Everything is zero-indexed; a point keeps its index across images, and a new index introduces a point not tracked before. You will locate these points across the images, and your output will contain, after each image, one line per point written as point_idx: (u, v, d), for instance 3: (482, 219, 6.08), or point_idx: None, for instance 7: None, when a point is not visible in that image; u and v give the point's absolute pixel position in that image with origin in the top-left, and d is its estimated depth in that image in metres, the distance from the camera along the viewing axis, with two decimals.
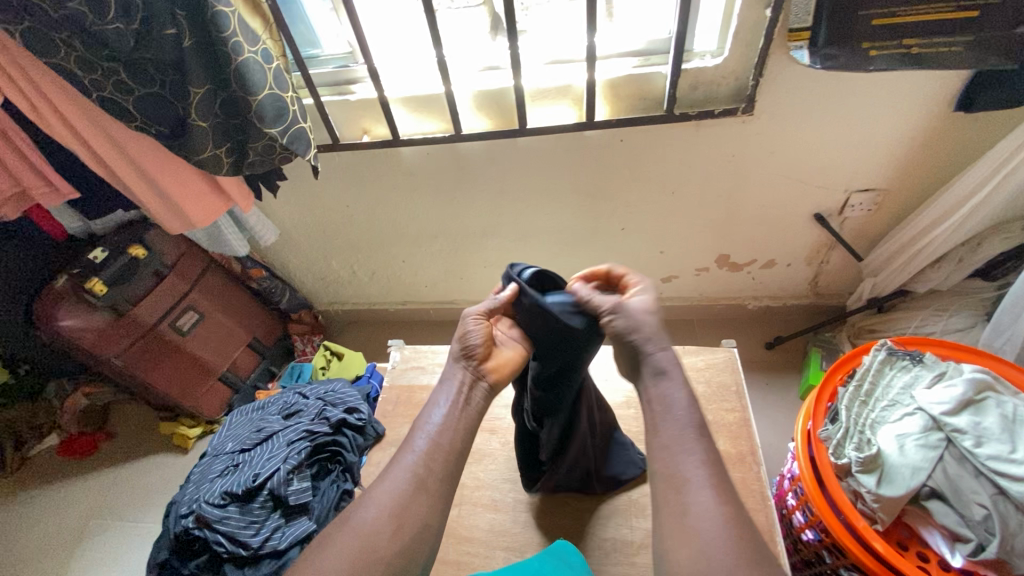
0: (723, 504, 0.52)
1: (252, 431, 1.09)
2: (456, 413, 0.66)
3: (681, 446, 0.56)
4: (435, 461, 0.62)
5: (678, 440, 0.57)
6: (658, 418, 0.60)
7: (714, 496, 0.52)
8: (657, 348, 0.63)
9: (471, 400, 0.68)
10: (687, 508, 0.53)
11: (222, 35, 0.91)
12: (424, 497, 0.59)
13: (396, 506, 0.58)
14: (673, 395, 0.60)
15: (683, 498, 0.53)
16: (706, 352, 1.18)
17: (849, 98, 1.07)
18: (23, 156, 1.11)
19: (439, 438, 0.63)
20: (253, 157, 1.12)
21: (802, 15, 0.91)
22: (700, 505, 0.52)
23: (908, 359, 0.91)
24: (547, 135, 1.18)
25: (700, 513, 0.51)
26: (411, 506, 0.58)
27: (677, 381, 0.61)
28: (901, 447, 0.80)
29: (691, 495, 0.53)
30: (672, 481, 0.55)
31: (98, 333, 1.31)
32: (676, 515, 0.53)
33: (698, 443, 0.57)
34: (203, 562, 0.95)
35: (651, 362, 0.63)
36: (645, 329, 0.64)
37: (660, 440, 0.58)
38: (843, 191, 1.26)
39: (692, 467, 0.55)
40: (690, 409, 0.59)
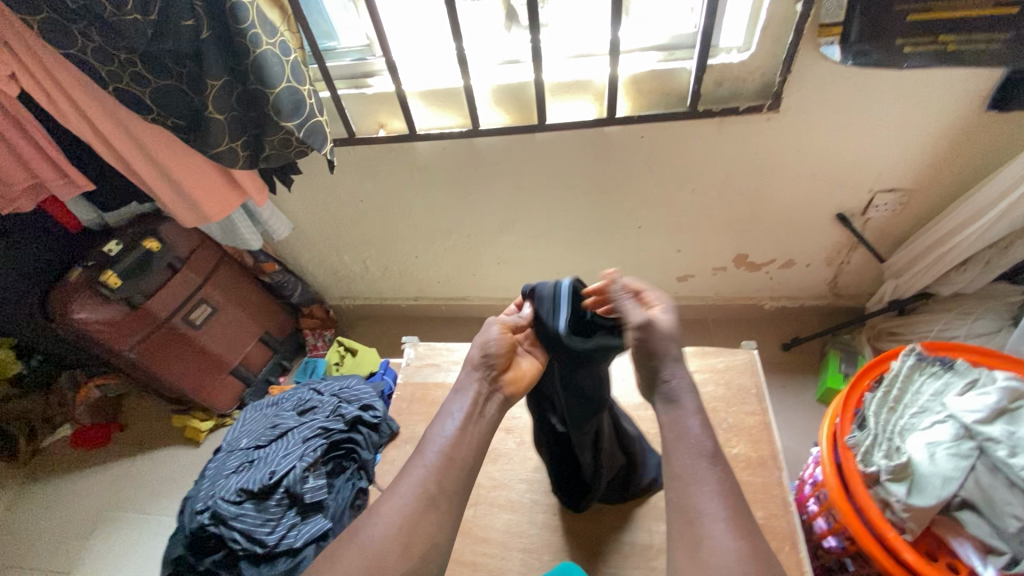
0: (738, 538, 0.51)
1: (268, 427, 1.08)
2: (466, 428, 0.64)
3: (695, 478, 0.56)
4: (447, 477, 0.61)
5: (692, 469, 0.56)
6: (670, 445, 0.59)
7: (730, 531, 0.51)
8: (670, 370, 0.63)
9: (483, 413, 0.66)
10: (700, 542, 0.51)
11: (240, 27, 0.90)
12: (438, 514, 0.58)
13: (408, 521, 0.57)
14: (684, 422, 0.60)
15: (697, 531, 0.52)
16: (726, 354, 1.16)
17: (879, 95, 1.04)
18: (39, 149, 1.10)
19: (447, 451, 0.62)
20: (269, 151, 1.10)
21: (834, 10, 0.89)
22: (718, 539, 0.51)
23: (938, 365, 0.88)
24: (566, 131, 1.16)
25: (715, 548, 0.50)
26: (421, 522, 0.57)
27: (688, 411, 0.60)
28: (931, 456, 0.78)
29: (705, 529, 0.52)
30: (685, 513, 0.54)
31: (113, 326, 1.30)
32: (690, 550, 0.52)
33: (711, 471, 0.56)
34: (219, 559, 0.94)
35: (665, 389, 0.63)
36: (670, 352, 0.64)
37: (672, 469, 0.58)
38: (868, 191, 1.24)
39: (706, 499, 0.54)
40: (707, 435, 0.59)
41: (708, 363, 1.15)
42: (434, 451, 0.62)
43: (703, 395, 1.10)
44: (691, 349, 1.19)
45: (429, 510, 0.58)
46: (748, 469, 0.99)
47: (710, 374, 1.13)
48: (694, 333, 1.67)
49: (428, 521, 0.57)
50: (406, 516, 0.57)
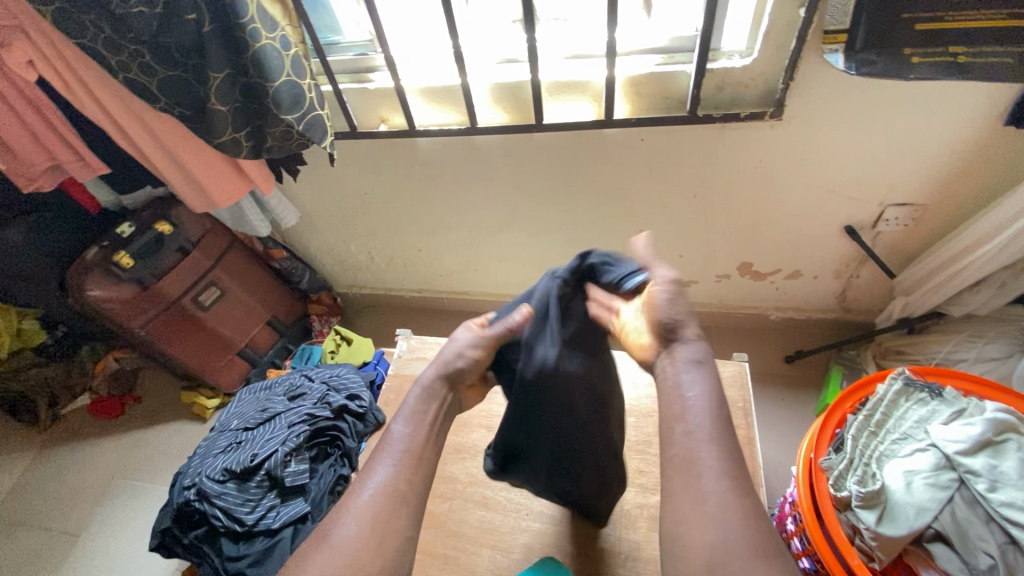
0: (738, 498, 0.50)
1: (257, 410, 1.12)
2: (423, 424, 0.65)
3: (697, 434, 0.53)
4: (412, 472, 0.62)
5: (691, 426, 0.54)
6: (670, 401, 0.57)
7: (730, 490, 0.50)
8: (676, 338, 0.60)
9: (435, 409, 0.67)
10: (700, 498, 0.50)
11: (240, 21, 0.93)
12: (403, 508, 0.59)
13: (378, 516, 0.58)
14: (690, 382, 0.57)
15: (696, 486, 0.51)
16: (715, 365, 1.14)
17: (889, 105, 1.00)
18: (57, 132, 1.16)
19: (409, 448, 0.63)
20: (271, 143, 1.13)
21: (840, 15, 0.85)
22: (718, 498, 0.50)
23: (926, 391, 0.85)
24: (564, 131, 1.15)
25: (715, 505, 0.49)
26: (392, 519, 0.58)
27: (694, 366, 0.58)
28: (908, 484, 0.76)
29: (708, 484, 0.51)
30: (687, 469, 0.52)
31: (124, 304, 1.36)
32: (691, 506, 0.51)
33: (712, 429, 0.54)
34: (202, 534, 0.99)
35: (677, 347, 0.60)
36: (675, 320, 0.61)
37: (670, 427, 0.56)
38: (878, 204, 1.19)
39: (709, 455, 0.52)
40: (709, 397, 0.56)
41: None
42: (400, 447, 0.63)
43: None
44: None
45: (397, 507, 0.59)
46: None
47: None
48: None
49: (397, 515, 0.58)
50: (376, 514, 0.58)
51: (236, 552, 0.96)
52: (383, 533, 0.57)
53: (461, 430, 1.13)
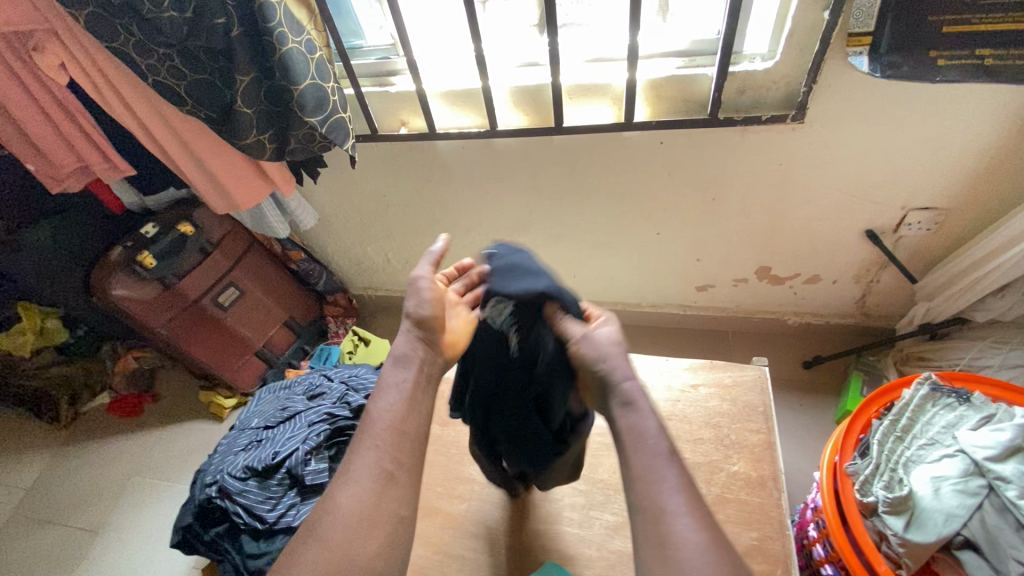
0: (702, 532, 0.50)
1: (277, 409, 1.13)
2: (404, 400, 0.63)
3: (656, 476, 0.53)
4: (398, 452, 0.61)
5: (651, 466, 0.54)
6: (629, 447, 0.56)
7: (694, 524, 0.50)
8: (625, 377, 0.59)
9: (421, 392, 0.65)
10: (665, 540, 0.50)
11: (268, 25, 0.94)
12: (392, 498, 0.59)
13: (366, 505, 0.58)
14: (643, 424, 0.56)
15: (661, 529, 0.50)
16: (734, 369, 1.14)
17: (914, 107, 0.99)
18: (86, 134, 1.18)
19: (393, 426, 0.62)
20: (294, 145, 1.14)
21: (864, 17, 0.86)
22: (683, 537, 0.49)
23: (953, 397, 0.84)
24: (583, 134, 1.15)
25: (680, 545, 0.49)
26: (382, 508, 0.58)
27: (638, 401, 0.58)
28: (936, 490, 0.75)
29: (670, 527, 0.50)
30: (649, 514, 0.52)
31: (146, 304, 1.37)
32: (656, 550, 0.50)
33: (671, 466, 0.54)
34: (223, 531, 1.00)
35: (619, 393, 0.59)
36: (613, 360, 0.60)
37: (632, 468, 0.55)
38: (900, 208, 1.18)
39: (670, 497, 0.52)
40: (662, 438, 0.56)
41: (715, 377, 1.13)
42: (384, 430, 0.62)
43: (707, 410, 1.08)
44: (699, 362, 1.17)
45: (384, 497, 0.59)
46: (745, 488, 0.96)
47: (716, 389, 1.11)
48: (712, 345, 1.63)
49: (384, 502, 0.58)
50: (363, 504, 0.58)
51: (258, 549, 0.96)
52: (372, 523, 0.58)
53: None
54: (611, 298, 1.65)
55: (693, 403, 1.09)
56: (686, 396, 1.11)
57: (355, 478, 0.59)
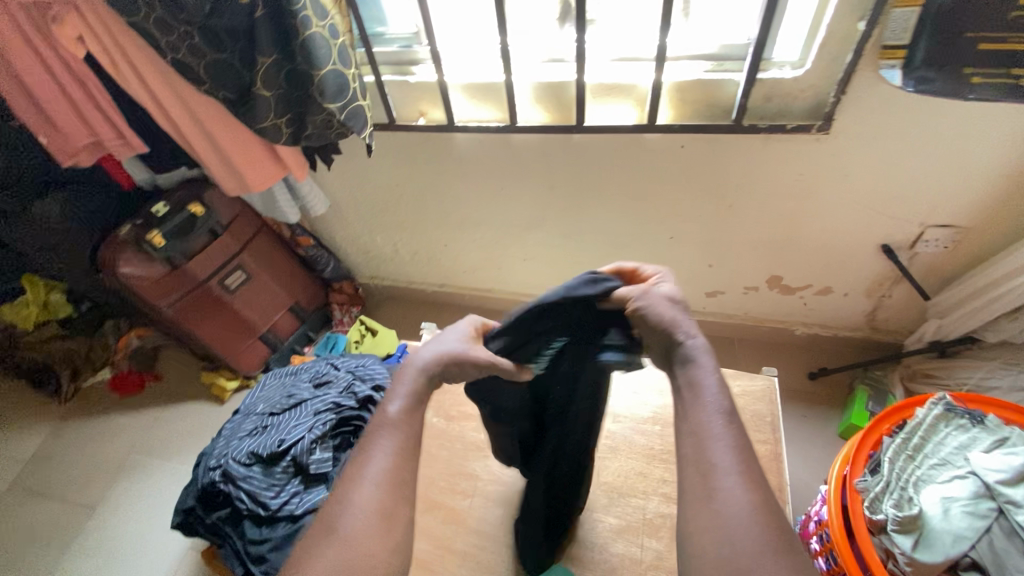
0: (749, 492, 0.51)
1: (283, 396, 1.12)
2: (411, 406, 0.65)
3: (712, 434, 0.55)
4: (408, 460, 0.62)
5: (707, 424, 0.56)
6: (687, 403, 0.59)
7: (742, 483, 0.52)
8: (690, 335, 0.63)
9: (423, 399, 0.67)
10: (712, 493, 0.52)
11: (292, 8, 0.92)
12: (405, 497, 0.60)
13: (383, 505, 0.58)
14: (704, 380, 0.59)
15: (710, 482, 0.53)
16: (744, 378, 1.13)
17: (943, 124, 0.98)
18: (98, 107, 1.16)
19: (405, 434, 0.64)
20: (312, 131, 1.13)
21: (900, 31, 0.85)
22: (729, 491, 0.52)
23: (967, 418, 0.83)
24: (604, 134, 1.14)
25: (727, 499, 0.51)
26: (396, 513, 0.59)
27: (709, 368, 0.60)
28: (945, 511, 0.75)
29: (718, 481, 0.53)
30: (700, 468, 0.54)
31: (154, 283, 1.36)
32: (702, 501, 0.52)
33: (726, 428, 0.56)
34: (225, 515, 1.00)
35: (683, 349, 0.62)
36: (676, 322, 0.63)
37: (688, 425, 0.57)
38: (918, 224, 1.18)
39: (721, 454, 0.54)
40: (723, 395, 0.58)
41: None
42: (396, 433, 0.63)
43: None
44: None
45: (399, 499, 0.60)
46: None
47: None
48: (718, 352, 1.62)
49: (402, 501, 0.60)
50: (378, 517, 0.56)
51: (259, 535, 0.96)
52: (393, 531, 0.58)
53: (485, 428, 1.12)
54: None
55: None
56: None
57: (371, 477, 0.60)
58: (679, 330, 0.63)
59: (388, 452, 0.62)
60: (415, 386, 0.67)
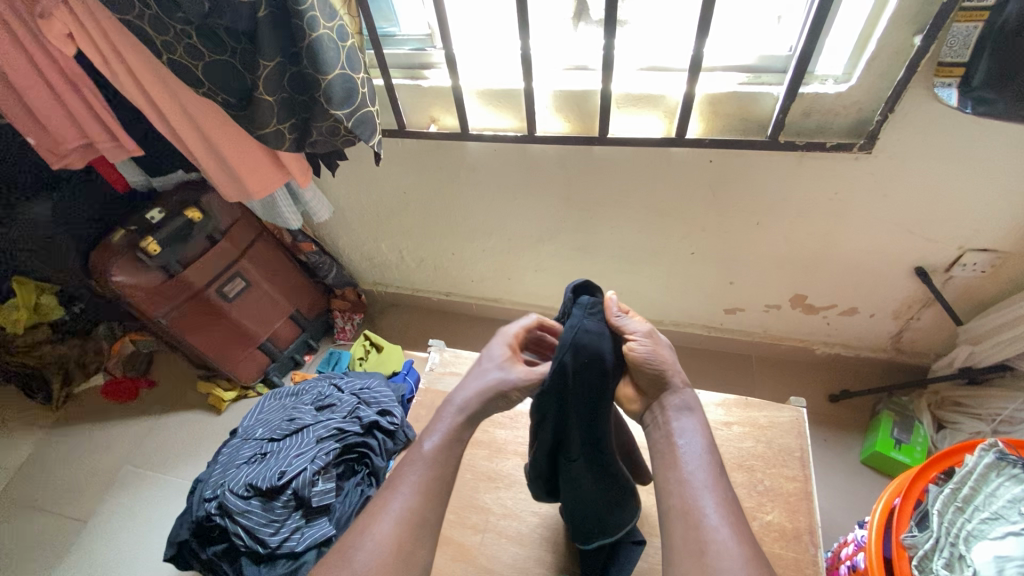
0: (741, 546, 0.54)
1: (284, 420, 1.06)
2: (447, 443, 0.64)
3: (700, 482, 0.60)
4: (433, 501, 0.61)
5: (696, 474, 0.61)
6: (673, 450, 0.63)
7: (733, 535, 0.55)
8: (682, 383, 0.69)
9: (461, 436, 0.65)
10: (705, 547, 0.55)
11: (299, 8, 0.85)
12: (424, 540, 0.59)
13: (401, 543, 0.58)
14: (689, 427, 0.65)
15: (702, 536, 0.56)
16: (770, 409, 1.07)
17: (996, 145, 0.91)
18: (90, 107, 1.09)
19: (434, 473, 0.62)
20: (317, 137, 1.06)
21: (958, 48, 0.78)
22: (722, 544, 0.55)
23: (1022, 468, 0.76)
24: (628, 146, 1.07)
25: (720, 552, 0.54)
26: (414, 551, 0.58)
27: (695, 415, 0.66)
28: (1000, 572, 0.67)
29: (709, 533, 0.56)
30: (689, 518, 0.57)
31: (148, 292, 1.30)
32: (694, 556, 0.55)
33: (714, 474, 0.61)
34: (222, 550, 0.94)
35: (676, 396, 0.68)
36: (672, 362, 0.69)
37: (677, 473, 0.61)
38: (957, 247, 1.11)
39: (710, 504, 0.58)
40: (707, 444, 0.63)
41: (750, 416, 1.06)
42: (425, 473, 0.62)
43: (740, 452, 1.02)
44: (732, 398, 1.10)
45: (418, 539, 0.59)
46: (780, 540, 0.91)
47: (750, 430, 1.04)
48: (735, 370, 1.57)
49: (416, 540, 0.59)
50: None
51: (257, 574, 0.90)
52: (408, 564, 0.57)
53: (496, 456, 1.06)
54: None
55: (725, 442, 1.03)
56: (718, 434, 1.05)
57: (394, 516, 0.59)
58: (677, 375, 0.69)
59: (411, 492, 0.61)
60: (456, 424, 0.66)
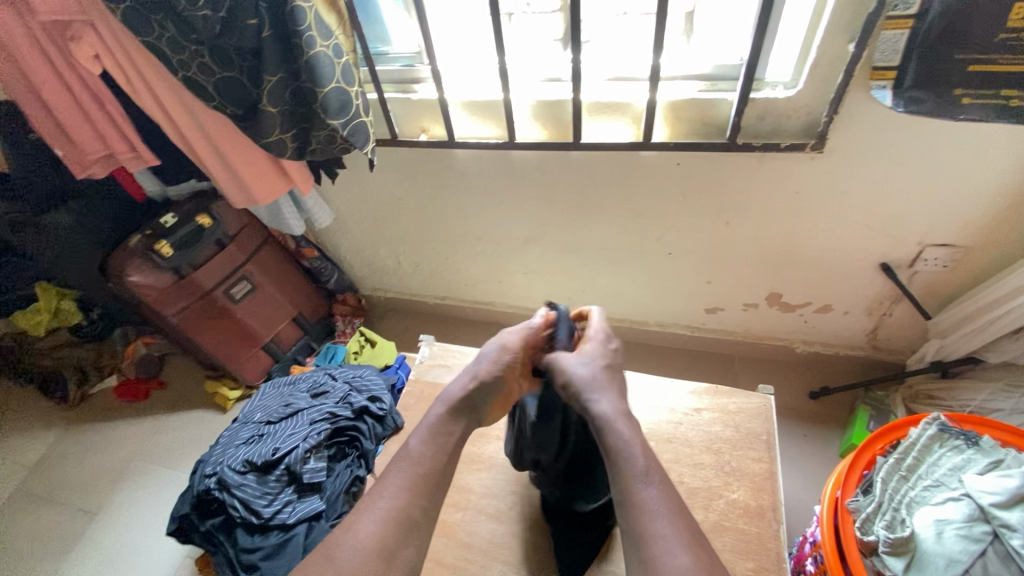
0: (688, 558, 0.54)
1: (281, 405, 1.14)
2: (435, 440, 0.68)
3: (643, 495, 0.59)
4: (420, 497, 0.63)
5: (636, 488, 0.59)
6: (612, 466, 0.62)
7: (678, 550, 0.54)
8: (597, 396, 0.67)
9: (452, 432, 0.69)
10: (650, 563, 0.54)
11: (297, 28, 0.95)
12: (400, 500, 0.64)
13: (383, 540, 0.59)
14: (621, 442, 0.63)
15: (646, 551, 0.55)
16: (739, 396, 1.13)
17: (938, 144, 0.98)
18: (114, 122, 1.21)
19: (421, 469, 0.65)
20: (316, 145, 1.16)
21: (889, 53, 0.85)
22: (669, 559, 0.54)
23: (961, 439, 0.82)
24: (600, 151, 1.16)
25: (663, 552, 0.54)
26: (398, 547, 0.60)
27: (623, 432, 0.64)
28: (939, 534, 0.73)
29: (655, 548, 0.55)
30: (635, 533, 0.57)
31: (161, 291, 1.39)
32: (642, 568, 0.55)
33: (654, 489, 0.59)
34: (219, 522, 1.01)
35: (596, 412, 0.66)
36: (587, 379, 0.69)
37: (618, 487, 0.60)
38: (916, 243, 1.17)
39: (658, 517, 0.57)
40: (641, 458, 0.61)
41: (719, 403, 1.12)
42: (415, 470, 0.65)
43: (709, 435, 1.07)
44: (704, 386, 1.15)
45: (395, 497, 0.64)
46: (744, 517, 0.95)
47: (719, 415, 1.10)
48: (718, 369, 1.62)
49: (401, 540, 0.60)
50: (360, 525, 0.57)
51: (251, 544, 0.97)
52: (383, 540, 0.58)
53: (478, 441, 1.12)
54: (617, 314, 1.64)
55: (695, 426, 1.08)
56: (688, 420, 1.10)
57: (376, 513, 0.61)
58: (587, 394, 0.68)
59: (400, 486, 0.64)
60: (443, 418, 0.70)
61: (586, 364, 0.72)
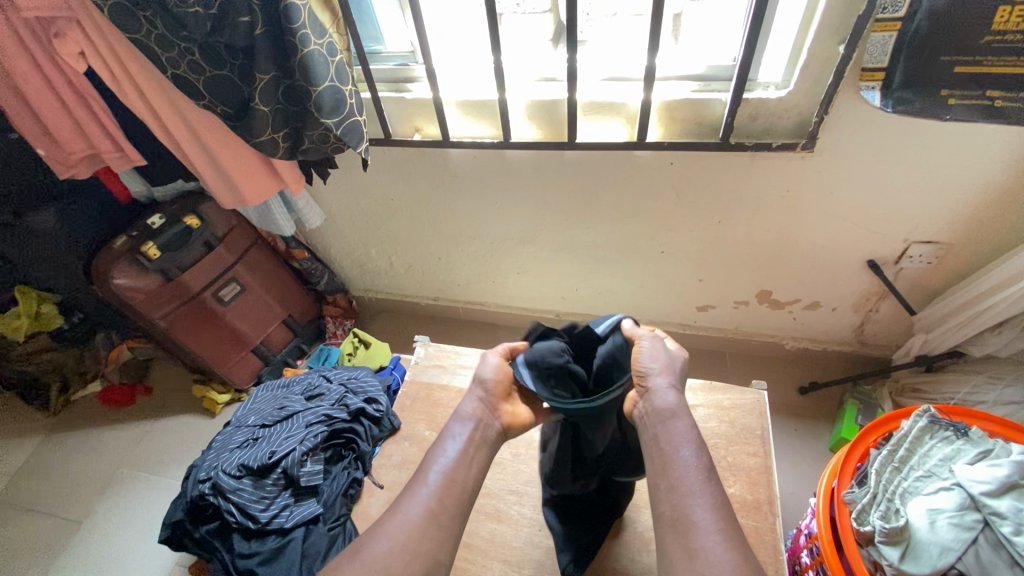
0: (731, 551, 0.57)
1: (275, 408, 1.12)
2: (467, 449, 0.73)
3: (689, 489, 0.63)
4: (448, 496, 0.68)
5: (685, 482, 0.64)
6: (665, 462, 0.67)
7: (720, 542, 0.58)
8: (665, 391, 0.72)
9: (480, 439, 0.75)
10: (695, 554, 0.58)
11: (291, 27, 0.94)
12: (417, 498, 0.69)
13: (412, 538, 0.63)
14: (680, 437, 0.68)
15: (694, 544, 0.59)
16: (733, 392, 1.14)
17: (924, 143, 1.01)
18: (98, 120, 1.18)
19: (451, 472, 0.70)
20: (308, 145, 1.14)
21: (878, 54, 0.87)
22: (711, 551, 0.57)
23: (951, 430, 0.85)
24: (594, 151, 1.16)
25: (709, 559, 0.57)
26: (426, 544, 0.63)
27: (685, 430, 0.69)
28: (932, 523, 0.75)
29: (699, 541, 0.59)
30: (678, 525, 0.61)
31: (148, 294, 1.36)
32: (685, 562, 0.58)
33: (707, 486, 0.63)
34: (214, 528, 1.00)
35: (660, 408, 0.71)
36: (655, 375, 0.74)
37: (667, 480, 0.65)
38: (901, 241, 1.20)
39: (699, 512, 0.61)
40: (698, 453, 0.66)
41: (714, 399, 1.14)
42: (448, 472, 0.70)
43: (705, 431, 1.08)
44: (698, 383, 1.17)
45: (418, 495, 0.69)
46: (741, 510, 0.97)
47: (714, 411, 1.11)
48: (709, 366, 1.64)
49: (432, 539, 0.63)
50: None
51: (248, 549, 0.96)
52: None
53: None
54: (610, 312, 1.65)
55: None
56: None
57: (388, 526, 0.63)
58: (655, 387, 0.73)
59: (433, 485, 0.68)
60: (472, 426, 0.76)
61: (655, 361, 0.76)
